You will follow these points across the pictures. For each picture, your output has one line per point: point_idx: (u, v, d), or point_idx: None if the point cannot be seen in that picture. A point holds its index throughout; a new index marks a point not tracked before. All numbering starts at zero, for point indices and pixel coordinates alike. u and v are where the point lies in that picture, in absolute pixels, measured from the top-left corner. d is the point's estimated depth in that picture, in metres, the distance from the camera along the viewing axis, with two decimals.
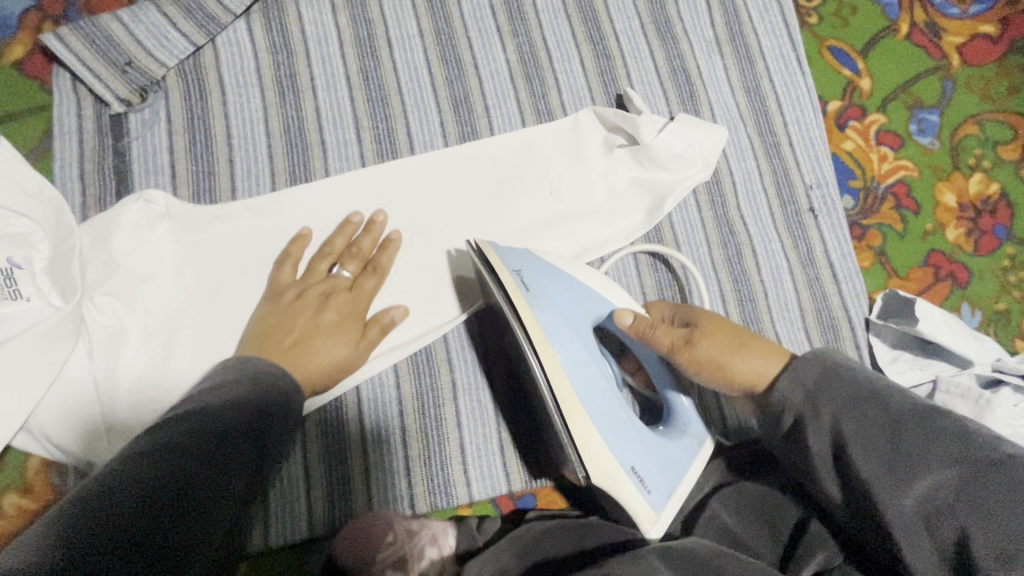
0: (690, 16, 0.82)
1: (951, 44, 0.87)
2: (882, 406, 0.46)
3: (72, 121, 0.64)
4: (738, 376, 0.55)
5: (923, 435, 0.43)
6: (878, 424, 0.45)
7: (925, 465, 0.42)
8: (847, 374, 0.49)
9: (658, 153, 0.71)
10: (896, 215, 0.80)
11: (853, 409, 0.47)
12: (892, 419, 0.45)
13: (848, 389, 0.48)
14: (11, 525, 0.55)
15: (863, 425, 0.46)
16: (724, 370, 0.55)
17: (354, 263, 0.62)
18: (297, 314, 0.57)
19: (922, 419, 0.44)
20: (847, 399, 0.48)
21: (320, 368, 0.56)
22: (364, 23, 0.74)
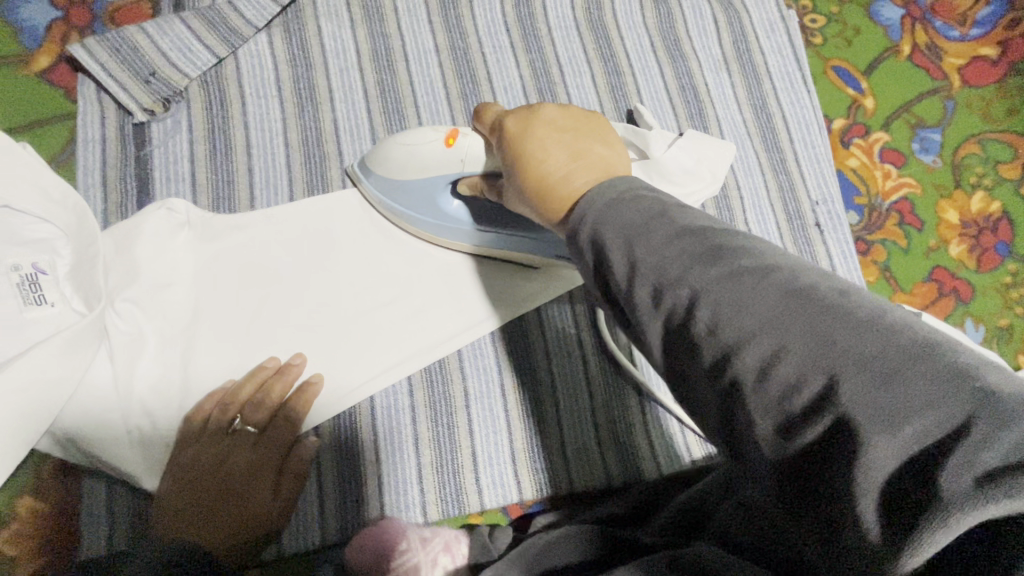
0: (698, 35, 0.84)
1: (952, 65, 0.89)
2: (840, 313, 0.26)
3: (95, 130, 0.65)
4: (542, 187, 0.43)
5: (838, 313, 0.26)
6: (864, 339, 0.25)
7: (906, 376, 0.24)
8: (659, 210, 0.34)
9: (668, 168, 0.71)
10: (900, 231, 0.81)
11: (612, 212, 0.35)
12: (833, 313, 0.26)
13: (631, 209, 0.35)
14: (24, 528, 0.55)
15: (829, 335, 0.26)
16: (526, 163, 0.45)
17: (262, 413, 0.58)
18: (212, 478, 0.56)
19: (912, 350, 0.24)
20: (625, 224, 0.34)
21: (225, 523, 0.54)
22: (382, 37, 0.76)
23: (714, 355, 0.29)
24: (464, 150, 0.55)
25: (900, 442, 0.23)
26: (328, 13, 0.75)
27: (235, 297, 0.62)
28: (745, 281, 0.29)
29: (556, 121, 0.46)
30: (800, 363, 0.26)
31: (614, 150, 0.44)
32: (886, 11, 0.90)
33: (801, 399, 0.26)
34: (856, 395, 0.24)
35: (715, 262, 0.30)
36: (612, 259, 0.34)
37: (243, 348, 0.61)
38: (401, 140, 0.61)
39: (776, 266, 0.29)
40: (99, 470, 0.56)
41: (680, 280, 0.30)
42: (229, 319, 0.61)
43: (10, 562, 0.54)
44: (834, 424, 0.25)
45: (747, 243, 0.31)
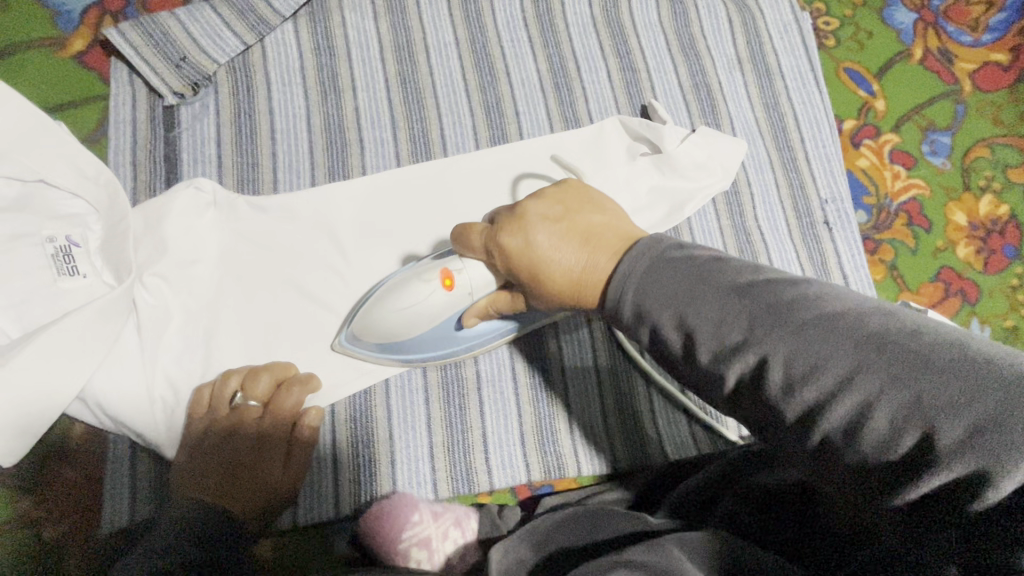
0: (712, 34, 0.85)
1: (964, 70, 0.90)
2: (921, 361, 0.29)
3: (126, 112, 0.67)
4: (573, 288, 0.48)
5: (910, 362, 0.29)
6: (951, 385, 0.28)
7: (1010, 414, 0.26)
8: (700, 276, 0.39)
9: (680, 162, 0.74)
10: (908, 231, 0.82)
11: (649, 290, 0.40)
12: (903, 359, 0.29)
13: (669, 278, 0.40)
14: (54, 490, 0.58)
15: (914, 385, 0.28)
16: (542, 273, 0.49)
17: (261, 389, 0.59)
18: (228, 448, 0.58)
19: (1005, 387, 0.26)
20: (671, 296, 0.39)
21: (242, 491, 0.57)
22: (404, 31, 0.78)
23: (792, 407, 0.32)
24: (468, 286, 0.56)
25: (1020, 485, 0.25)
26: (352, 5, 0.77)
27: (258, 276, 0.64)
28: (813, 336, 0.32)
29: (546, 212, 0.51)
30: (893, 414, 0.29)
31: (607, 215, 0.51)
32: (898, 15, 0.92)
33: (902, 449, 0.28)
34: (962, 445, 0.26)
35: (779, 318, 0.34)
36: (667, 331, 0.39)
37: (264, 325, 0.63)
38: (392, 303, 0.57)
39: (840, 316, 0.32)
40: (126, 436, 0.58)
41: (745, 344, 0.35)
42: (252, 297, 0.63)
43: (40, 521, 0.57)
44: (940, 469, 0.27)
45: (805, 293, 0.35)
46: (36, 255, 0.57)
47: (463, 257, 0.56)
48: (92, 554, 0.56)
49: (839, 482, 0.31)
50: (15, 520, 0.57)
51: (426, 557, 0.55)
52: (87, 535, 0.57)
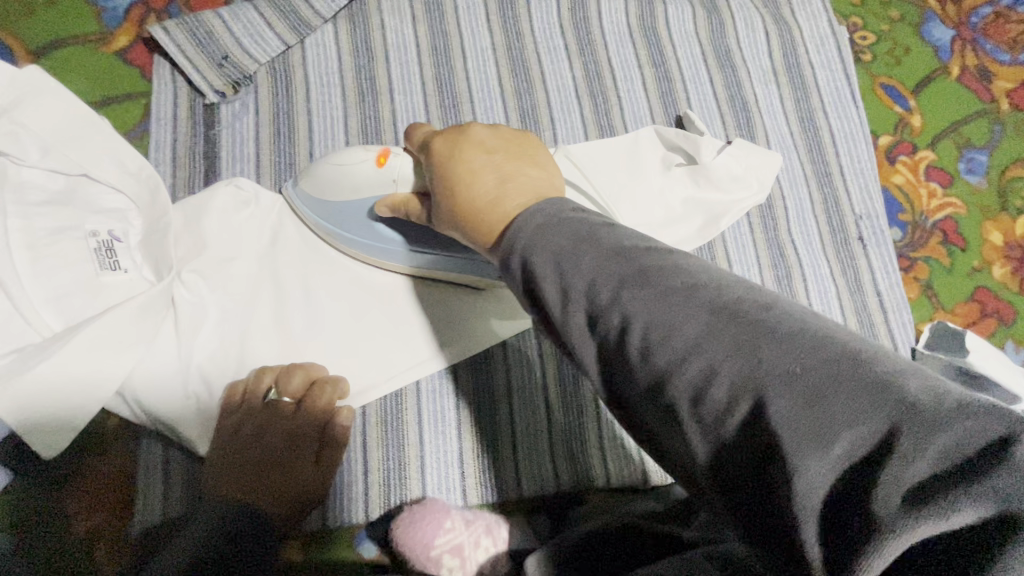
0: (749, 46, 0.85)
1: (1002, 88, 0.89)
2: (765, 332, 0.29)
3: (168, 108, 0.68)
4: (472, 211, 0.46)
5: (752, 333, 0.30)
6: (784, 358, 0.28)
7: (824, 394, 0.27)
8: (588, 233, 0.38)
9: (716, 174, 0.74)
10: (943, 250, 0.81)
11: (541, 238, 0.39)
12: (745, 329, 0.30)
13: (562, 233, 0.38)
14: (85, 485, 0.58)
15: (751, 353, 0.29)
16: (449, 176, 0.48)
17: (290, 387, 0.59)
18: (256, 445, 0.58)
19: (830, 359, 0.27)
20: (558, 247, 0.38)
21: (272, 493, 0.56)
22: (442, 34, 0.78)
23: (649, 376, 0.32)
24: (394, 173, 0.56)
25: (829, 456, 0.26)
26: (391, 8, 0.77)
27: (294, 276, 0.64)
28: (675, 303, 0.33)
29: (486, 143, 0.48)
30: (730, 385, 0.29)
31: (544, 173, 0.47)
32: (936, 32, 0.91)
33: (736, 418, 0.29)
34: (784, 412, 0.27)
35: (645, 284, 0.34)
36: (544, 285, 0.38)
37: (299, 324, 0.63)
38: (332, 162, 0.60)
39: (699, 286, 0.33)
40: (160, 432, 0.58)
41: (613, 305, 0.34)
42: (287, 296, 0.63)
43: (69, 516, 0.57)
44: (763, 441, 0.28)
45: (675, 261, 0.35)
46: (78, 248, 0.57)
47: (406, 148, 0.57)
48: (122, 552, 0.57)
49: (680, 454, 0.32)
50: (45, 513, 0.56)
51: (458, 565, 0.54)
52: (117, 534, 0.57)
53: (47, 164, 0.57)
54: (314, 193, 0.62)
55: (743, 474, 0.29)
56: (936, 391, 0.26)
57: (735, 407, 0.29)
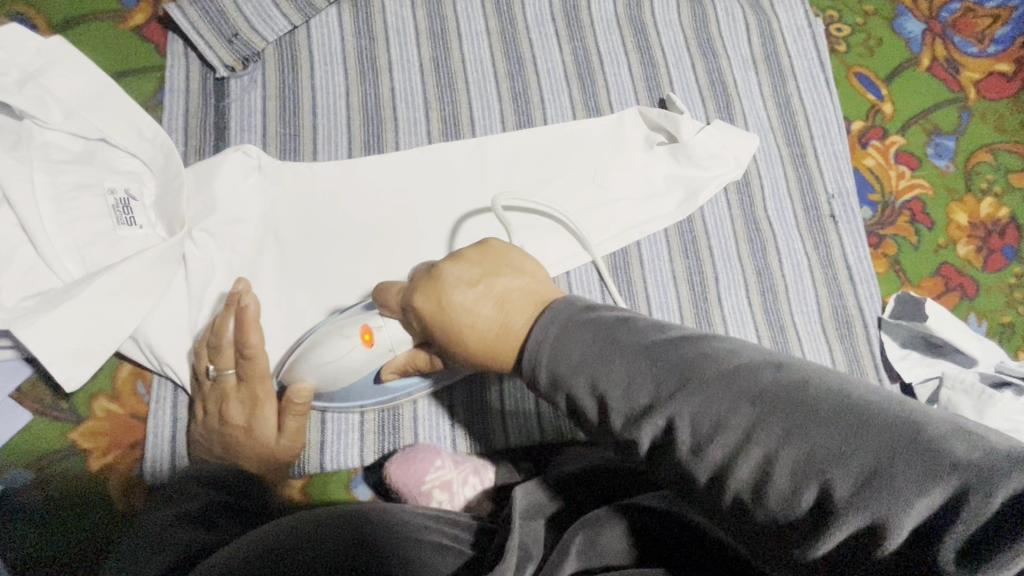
0: (729, 35, 0.90)
1: (970, 79, 0.94)
2: (812, 417, 0.31)
3: (181, 83, 0.72)
4: (489, 345, 0.49)
5: (797, 417, 0.32)
6: (840, 442, 0.30)
7: (885, 471, 0.29)
8: (611, 337, 0.41)
9: (695, 152, 0.79)
10: (911, 228, 0.86)
11: (560, 357, 0.42)
12: (790, 413, 0.32)
13: (578, 348, 0.41)
14: (100, 426, 0.61)
15: (806, 440, 0.31)
16: (458, 329, 0.51)
17: (225, 358, 0.58)
18: (218, 419, 0.58)
19: (883, 437, 0.29)
20: (579, 359, 0.41)
21: (244, 453, 0.58)
22: (439, 19, 0.83)
23: (705, 468, 0.34)
24: (388, 342, 0.58)
25: (904, 527, 0.28)
26: None
27: (297, 238, 0.69)
28: (715, 393, 0.35)
29: (465, 275, 0.53)
30: (791, 473, 0.31)
31: (524, 278, 0.52)
32: (907, 25, 0.96)
33: (803, 503, 0.31)
34: (852, 496, 0.29)
35: (682, 377, 0.36)
36: (581, 397, 0.41)
37: (301, 282, 0.67)
38: (315, 362, 0.59)
39: (734, 372, 0.35)
40: (169, 378, 0.62)
41: (654, 406, 0.37)
42: (290, 256, 0.68)
43: (86, 454, 0.60)
44: (835, 524, 0.29)
45: (697, 351, 0.37)
46: (97, 204, 0.61)
47: (385, 317, 0.59)
48: (132, 491, 0.60)
49: (755, 537, 0.33)
50: (63, 450, 0.60)
51: (447, 499, 0.59)
52: (129, 471, 0.60)
53: (68, 127, 0.61)
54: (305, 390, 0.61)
55: (829, 556, 0.30)
56: (984, 447, 0.28)
57: (801, 493, 0.31)
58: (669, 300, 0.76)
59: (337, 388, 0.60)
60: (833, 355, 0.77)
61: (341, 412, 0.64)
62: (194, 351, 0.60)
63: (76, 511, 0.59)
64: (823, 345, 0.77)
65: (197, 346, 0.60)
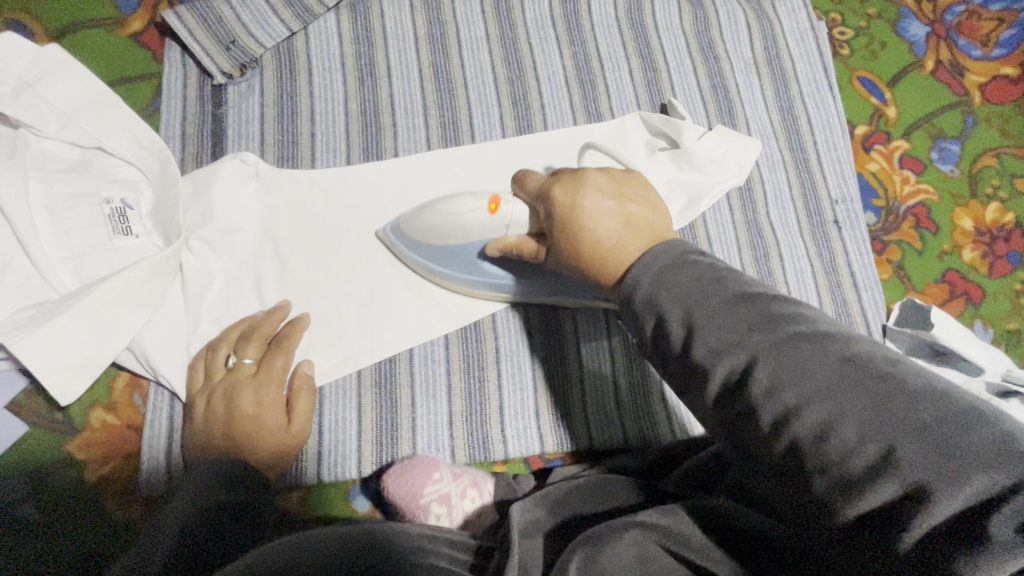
0: (731, 39, 0.89)
1: (974, 82, 0.93)
2: (894, 383, 0.32)
3: (178, 90, 0.72)
4: (597, 256, 0.49)
5: (874, 380, 0.33)
6: (913, 410, 0.31)
7: (952, 444, 0.30)
8: (714, 276, 0.41)
9: (697, 157, 0.78)
10: (915, 234, 0.85)
11: (666, 282, 0.42)
12: (873, 377, 0.33)
13: (687, 278, 0.41)
14: (97, 437, 0.61)
15: (880, 399, 0.32)
16: (573, 238, 0.50)
17: (252, 346, 0.60)
18: (224, 412, 0.57)
19: (956, 416, 0.30)
20: (683, 292, 0.41)
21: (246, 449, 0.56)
22: (438, 24, 0.82)
23: (769, 412, 0.35)
24: (508, 220, 0.59)
25: (956, 497, 0.29)
26: None
27: (294, 246, 0.68)
28: (802, 348, 0.35)
29: (603, 185, 0.52)
30: (858, 427, 0.32)
31: (656, 212, 0.51)
32: (911, 28, 0.95)
33: (862, 458, 0.31)
34: (914, 458, 0.30)
35: (774, 329, 0.37)
36: (669, 323, 0.41)
37: (299, 291, 0.67)
38: (441, 209, 0.62)
39: (829, 336, 0.36)
40: (165, 388, 0.61)
41: (739, 346, 0.37)
42: (288, 265, 0.67)
43: (82, 466, 0.60)
44: (890, 478, 0.30)
45: (800, 312, 0.38)
46: (93, 213, 0.60)
47: (517, 194, 0.59)
48: (128, 503, 0.59)
49: (794, 490, 0.34)
50: (60, 462, 0.60)
51: (445, 513, 0.58)
52: (126, 482, 0.60)
53: (64, 136, 0.61)
54: (415, 231, 0.65)
55: (868, 514, 0.31)
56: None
57: (861, 450, 0.31)
58: None
59: (447, 240, 0.64)
60: None
61: (338, 423, 0.64)
62: (211, 344, 0.61)
63: (71, 523, 0.58)
64: None
65: (216, 340, 0.61)
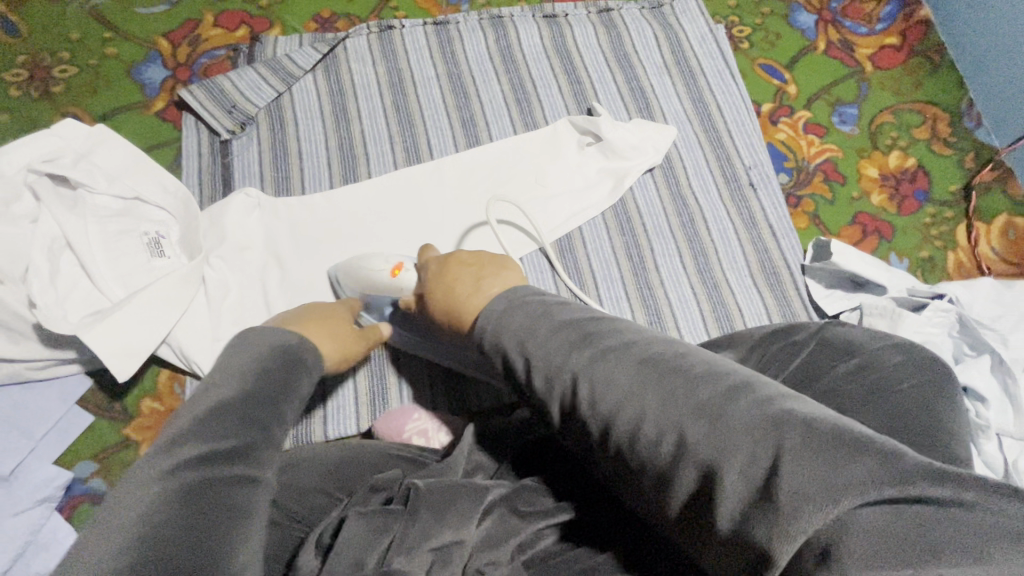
0: (642, 49, 1.05)
1: (864, 54, 1.07)
2: (681, 377, 0.40)
3: (194, 148, 0.91)
4: (455, 309, 0.60)
5: (666, 378, 0.40)
6: (700, 398, 0.37)
7: (732, 421, 0.35)
8: (542, 311, 0.50)
9: (619, 147, 0.93)
10: (826, 186, 0.97)
11: (506, 317, 0.51)
12: (665, 377, 0.40)
13: (519, 315, 0.51)
14: (147, 421, 0.76)
15: (672, 397, 0.39)
16: (441, 303, 0.62)
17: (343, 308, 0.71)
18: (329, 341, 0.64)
19: (732, 394, 0.37)
20: (518, 326, 0.50)
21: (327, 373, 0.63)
22: (396, 72, 1.01)
23: (599, 429, 0.42)
24: (405, 284, 0.71)
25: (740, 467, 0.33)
26: (356, 58, 1.01)
27: (291, 258, 0.84)
28: (610, 361, 0.43)
29: (466, 259, 0.63)
30: (661, 426, 0.38)
31: (511, 271, 0.60)
32: (802, 19, 1.10)
33: (668, 450, 0.37)
34: (704, 439, 0.36)
35: (588, 347, 0.45)
36: (513, 354, 0.49)
37: (296, 293, 0.83)
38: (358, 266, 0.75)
39: (632, 346, 0.44)
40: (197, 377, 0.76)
41: (563, 369, 0.45)
42: (287, 273, 0.83)
43: (137, 445, 0.74)
44: (687, 469, 0.36)
45: (609, 330, 0.47)
46: (137, 246, 0.78)
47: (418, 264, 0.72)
48: None
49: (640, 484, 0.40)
50: (119, 443, 0.74)
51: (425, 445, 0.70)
52: None
53: (112, 191, 0.78)
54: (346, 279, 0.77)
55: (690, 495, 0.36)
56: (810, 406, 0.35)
57: (669, 441, 0.37)
58: (612, 272, 0.88)
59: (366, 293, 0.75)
60: (765, 303, 0.87)
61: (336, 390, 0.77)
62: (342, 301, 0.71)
63: None
64: (755, 295, 0.88)
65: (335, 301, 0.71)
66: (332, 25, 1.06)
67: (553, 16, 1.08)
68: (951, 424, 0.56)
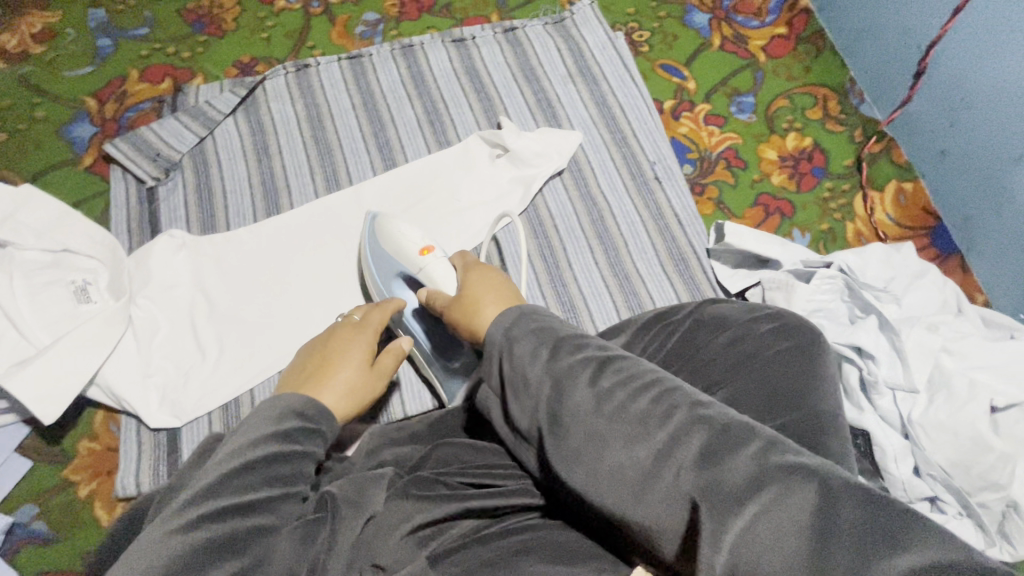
0: (547, 61, 1.11)
1: (757, 45, 1.13)
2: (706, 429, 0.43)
3: (122, 198, 0.95)
4: (472, 313, 0.62)
5: (694, 428, 0.43)
6: (721, 451, 0.41)
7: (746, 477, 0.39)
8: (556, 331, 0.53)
9: (524, 156, 0.98)
10: (728, 173, 1.02)
11: (524, 319, 0.54)
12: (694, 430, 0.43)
13: (532, 322, 0.54)
14: (85, 461, 0.79)
15: (691, 442, 0.43)
16: (469, 300, 0.63)
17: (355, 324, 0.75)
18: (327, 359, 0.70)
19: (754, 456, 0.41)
20: (531, 329, 0.53)
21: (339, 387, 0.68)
22: (314, 107, 1.06)
23: (587, 451, 0.47)
24: (423, 266, 0.77)
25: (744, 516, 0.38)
26: (276, 97, 1.06)
27: (217, 291, 0.88)
28: (632, 399, 0.47)
29: (505, 280, 0.66)
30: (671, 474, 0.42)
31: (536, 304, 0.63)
32: (696, 19, 1.17)
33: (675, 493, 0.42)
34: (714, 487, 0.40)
35: (616, 379, 0.48)
36: (511, 361, 0.53)
37: (223, 324, 0.87)
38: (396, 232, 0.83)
39: (662, 394, 0.47)
40: (131, 414, 0.80)
41: (589, 398, 0.48)
42: (214, 306, 0.87)
43: (76, 484, 0.78)
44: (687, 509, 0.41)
45: (646, 372, 0.49)
46: (68, 296, 0.82)
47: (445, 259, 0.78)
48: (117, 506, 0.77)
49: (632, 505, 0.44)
50: (59, 485, 0.77)
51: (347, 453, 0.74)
52: (111, 491, 0.77)
53: (41, 245, 0.82)
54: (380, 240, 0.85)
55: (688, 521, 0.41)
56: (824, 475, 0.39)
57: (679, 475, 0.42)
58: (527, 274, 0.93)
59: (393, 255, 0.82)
60: (675, 289, 0.91)
61: None
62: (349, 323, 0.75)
63: (75, 527, 0.75)
64: (665, 283, 0.92)
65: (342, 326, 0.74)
66: (253, 69, 1.12)
67: (461, 40, 1.14)
68: (813, 381, 0.60)
